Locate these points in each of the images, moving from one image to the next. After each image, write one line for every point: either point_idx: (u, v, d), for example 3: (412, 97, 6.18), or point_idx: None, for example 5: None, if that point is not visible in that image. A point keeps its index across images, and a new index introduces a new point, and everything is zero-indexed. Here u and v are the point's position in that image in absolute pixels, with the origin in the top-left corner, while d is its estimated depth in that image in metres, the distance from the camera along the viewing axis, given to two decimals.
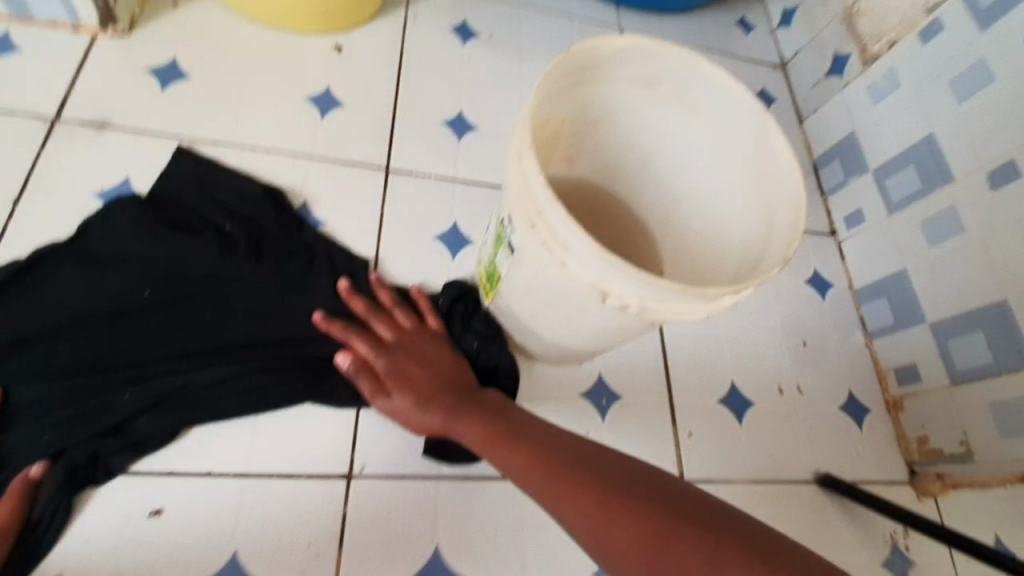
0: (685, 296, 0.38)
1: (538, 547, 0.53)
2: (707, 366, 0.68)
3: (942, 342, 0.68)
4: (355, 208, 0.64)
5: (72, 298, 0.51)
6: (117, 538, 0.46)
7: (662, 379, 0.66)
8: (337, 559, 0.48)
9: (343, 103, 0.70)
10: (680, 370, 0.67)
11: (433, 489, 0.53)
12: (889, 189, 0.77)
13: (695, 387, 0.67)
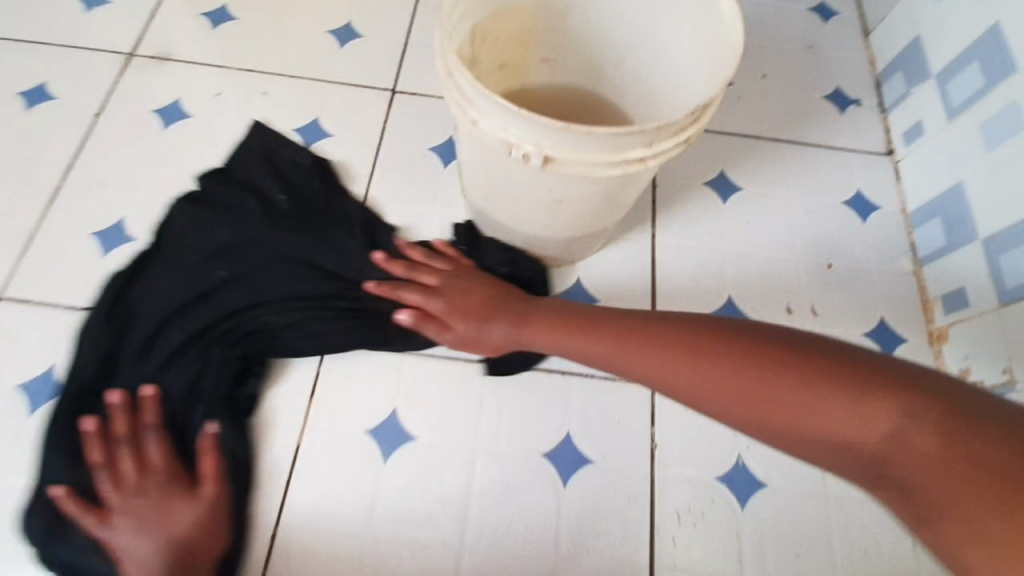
0: (581, 133, 0.38)
1: (486, 425, 0.57)
2: (698, 280, 0.65)
3: (995, 258, 0.58)
4: (358, 124, 0.70)
5: (153, 298, 0.58)
6: None
7: (644, 290, 0.64)
8: (308, 407, 0.57)
9: (359, 32, 0.76)
10: (666, 282, 0.65)
11: (398, 362, 0.59)
12: (950, 92, 0.66)
13: (680, 300, 0.64)
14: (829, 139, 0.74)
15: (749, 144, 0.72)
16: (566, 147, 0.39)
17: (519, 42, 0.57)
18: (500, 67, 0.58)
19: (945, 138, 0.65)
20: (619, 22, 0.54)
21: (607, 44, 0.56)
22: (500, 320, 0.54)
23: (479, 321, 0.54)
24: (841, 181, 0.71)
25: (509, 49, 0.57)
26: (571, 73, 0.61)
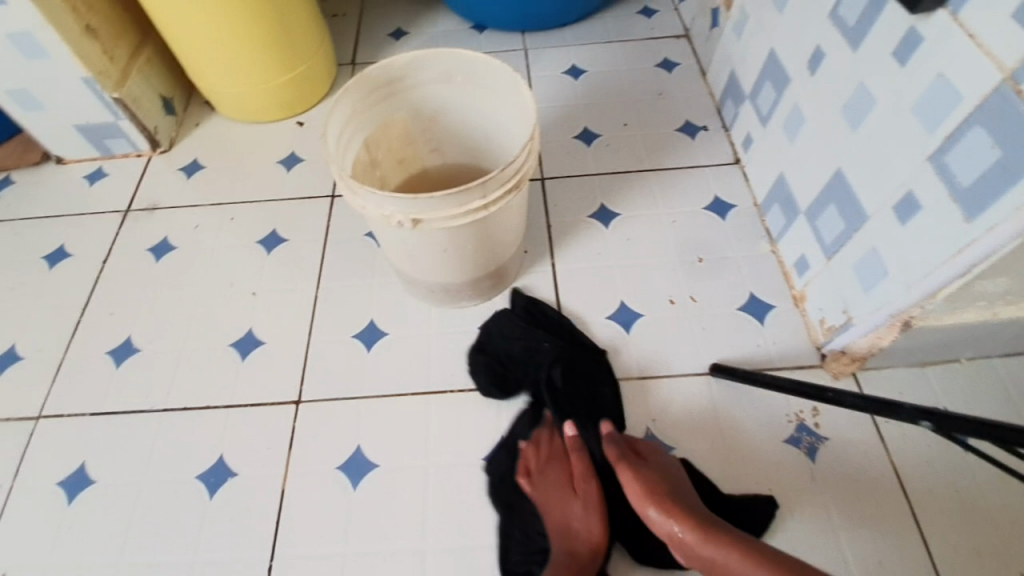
0: (443, 200, 0.56)
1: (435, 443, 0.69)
2: (592, 294, 0.79)
3: (814, 223, 0.70)
4: (306, 226, 0.88)
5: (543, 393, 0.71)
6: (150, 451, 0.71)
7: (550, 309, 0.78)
8: (289, 455, 0.69)
9: (303, 158, 0.97)
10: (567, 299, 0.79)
11: (357, 406, 0.72)
12: (756, 108, 0.83)
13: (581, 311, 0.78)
14: (685, 161, 0.90)
15: (620, 179, 0.89)
16: (426, 212, 0.57)
17: (407, 140, 0.76)
18: (397, 162, 0.77)
19: (765, 141, 0.80)
20: (477, 117, 0.73)
21: (474, 131, 0.76)
22: (665, 511, 0.56)
23: (651, 498, 0.57)
24: (699, 192, 0.87)
25: (401, 147, 0.76)
26: (455, 156, 0.80)
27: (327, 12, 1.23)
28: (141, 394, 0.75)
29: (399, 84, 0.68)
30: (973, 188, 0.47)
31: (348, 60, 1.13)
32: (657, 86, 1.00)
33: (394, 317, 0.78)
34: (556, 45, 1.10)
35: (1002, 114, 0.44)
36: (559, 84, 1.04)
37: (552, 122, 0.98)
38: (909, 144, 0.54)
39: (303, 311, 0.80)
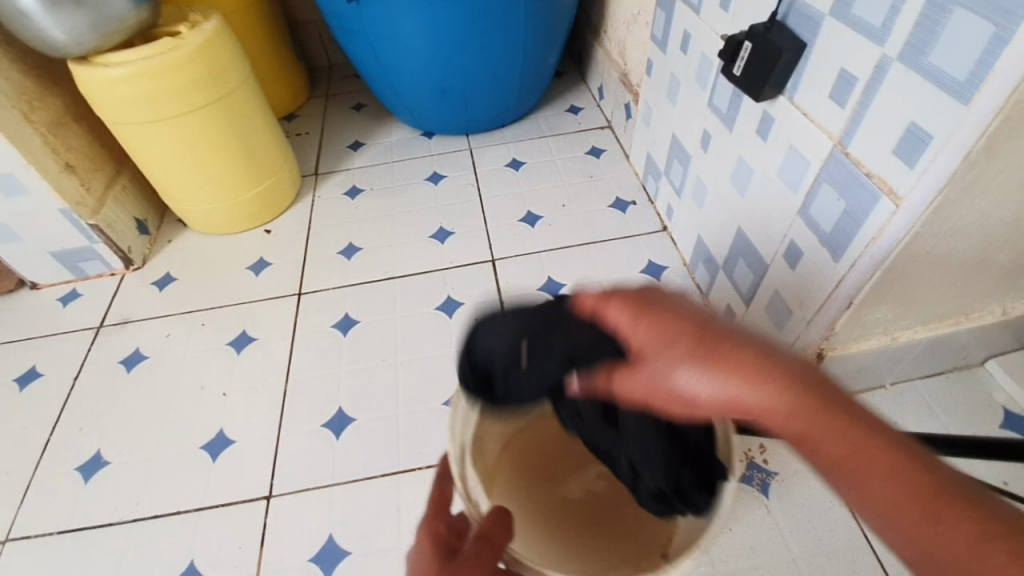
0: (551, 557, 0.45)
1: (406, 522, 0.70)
2: None
3: (731, 275, 0.79)
4: (275, 324, 0.94)
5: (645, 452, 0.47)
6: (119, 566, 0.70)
7: None
8: (260, 553, 0.68)
9: (270, 262, 1.05)
10: None
11: (324, 493, 0.73)
12: (671, 182, 0.95)
13: None
14: (619, 232, 1.01)
15: (563, 253, 0.99)
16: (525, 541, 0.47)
17: None
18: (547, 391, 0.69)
19: (683, 210, 0.91)
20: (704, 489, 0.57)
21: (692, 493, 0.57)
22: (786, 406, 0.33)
23: (732, 373, 0.34)
24: (635, 259, 0.96)
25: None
26: None
27: (290, 132, 1.37)
28: (109, 507, 0.76)
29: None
30: (832, 233, 0.57)
31: (311, 170, 1.25)
32: (587, 171, 1.14)
33: (360, 401, 0.82)
34: (496, 143, 1.25)
35: (840, 175, 0.55)
36: (502, 175, 1.16)
37: (498, 211, 1.09)
38: (784, 202, 0.64)
39: (274, 404, 0.82)
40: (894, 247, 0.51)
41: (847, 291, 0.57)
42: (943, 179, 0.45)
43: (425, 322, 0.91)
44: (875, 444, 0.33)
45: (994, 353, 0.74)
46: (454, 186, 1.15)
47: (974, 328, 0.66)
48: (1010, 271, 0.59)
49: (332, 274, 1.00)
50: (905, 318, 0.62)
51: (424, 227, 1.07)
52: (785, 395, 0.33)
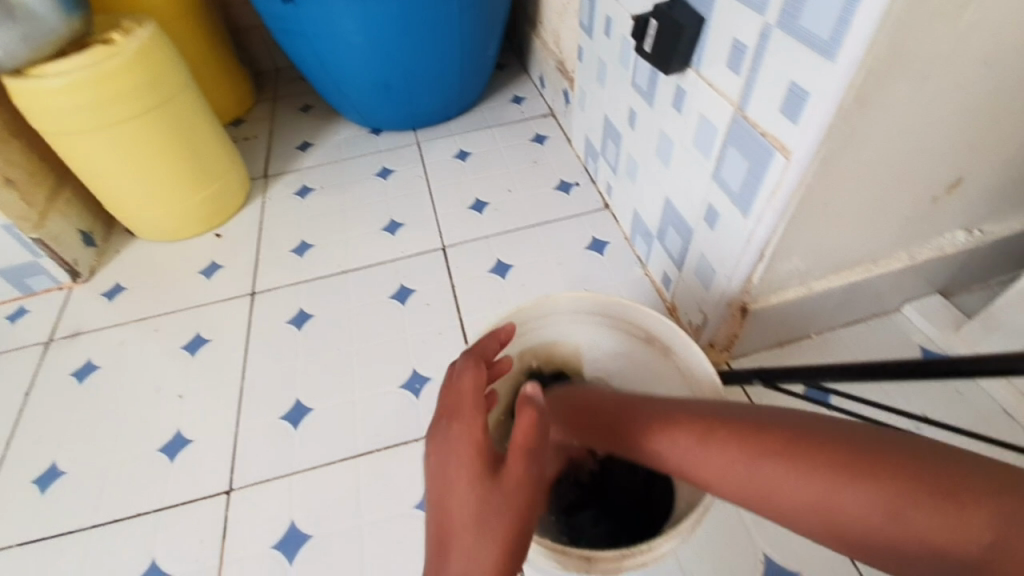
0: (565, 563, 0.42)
1: (366, 502, 0.72)
2: None
3: (664, 244, 0.83)
4: (229, 324, 0.94)
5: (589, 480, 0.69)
6: (80, 571, 0.71)
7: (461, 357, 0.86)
8: (222, 544, 0.69)
9: (222, 265, 1.05)
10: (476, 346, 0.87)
11: (285, 481, 0.74)
12: (608, 162, 0.99)
13: None
14: (564, 213, 1.04)
15: (511, 236, 1.02)
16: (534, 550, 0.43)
17: (572, 358, 0.66)
18: None
19: (620, 187, 0.96)
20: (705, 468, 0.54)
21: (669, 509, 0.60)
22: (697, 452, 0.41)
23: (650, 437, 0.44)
24: (580, 237, 1.00)
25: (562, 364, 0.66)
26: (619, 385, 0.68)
27: (237, 137, 1.37)
28: (67, 515, 0.76)
29: (544, 320, 0.60)
30: (741, 191, 0.61)
31: (260, 173, 1.26)
32: (532, 157, 1.17)
33: (317, 391, 0.83)
34: (444, 137, 1.27)
35: (742, 137, 0.59)
36: (450, 166, 1.19)
37: (447, 200, 1.11)
38: (700, 168, 0.68)
39: (231, 402, 0.83)
40: (791, 199, 0.56)
41: (758, 245, 0.61)
42: (822, 132, 0.49)
43: (379, 311, 0.93)
44: (762, 445, 0.37)
45: (908, 299, 0.80)
46: (404, 180, 1.17)
47: (882, 275, 0.72)
48: (906, 219, 0.64)
49: (285, 271, 1.01)
50: (817, 269, 0.67)
51: (375, 221, 1.09)
52: (688, 445, 0.41)
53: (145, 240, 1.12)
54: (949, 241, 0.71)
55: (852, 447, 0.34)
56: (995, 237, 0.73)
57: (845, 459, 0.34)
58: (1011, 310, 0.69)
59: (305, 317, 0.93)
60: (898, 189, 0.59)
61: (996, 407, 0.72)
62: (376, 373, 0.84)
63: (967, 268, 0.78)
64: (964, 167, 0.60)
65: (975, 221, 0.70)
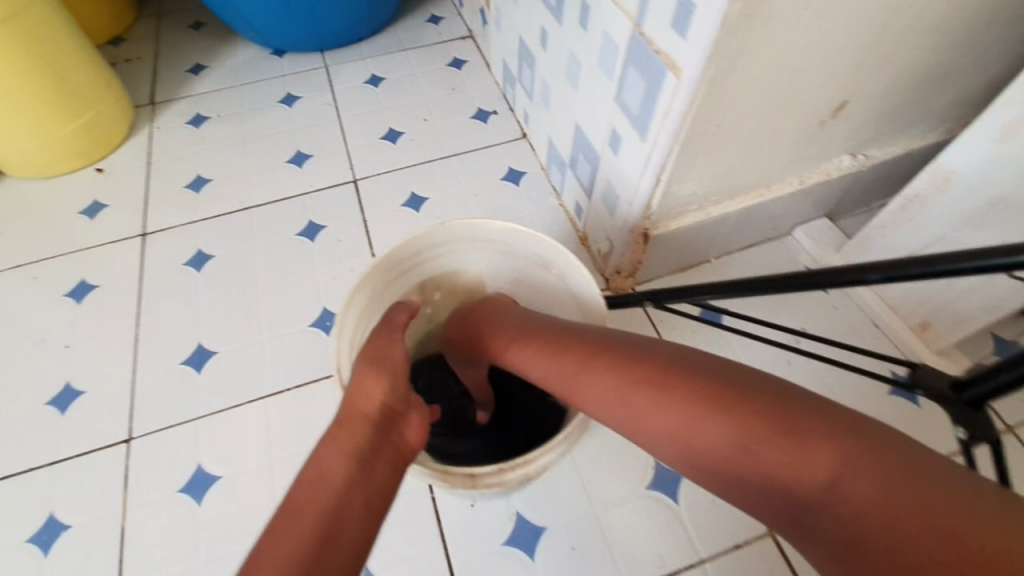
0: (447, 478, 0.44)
1: (278, 439, 0.71)
2: None
3: (576, 172, 0.83)
4: (118, 268, 0.87)
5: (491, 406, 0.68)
6: None
7: None
8: (124, 493, 0.67)
9: (107, 204, 0.95)
10: None
11: (190, 426, 0.72)
12: (524, 87, 0.95)
13: None
14: (482, 143, 1.01)
15: (426, 168, 0.98)
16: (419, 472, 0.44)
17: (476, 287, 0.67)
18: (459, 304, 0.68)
19: (536, 113, 0.93)
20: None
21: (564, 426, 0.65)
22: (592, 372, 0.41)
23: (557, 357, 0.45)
24: (497, 168, 0.97)
25: (466, 293, 0.66)
26: None
27: (117, 58, 1.20)
28: None
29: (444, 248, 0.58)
30: (639, 114, 0.60)
31: (146, 101, 1.11)
32: (450, 83, 1.11)
33: (221, 334, 0.79)
34: (354, 60, 1.17)
35: (639, 56, 0.57)
36: (362, 92, 1.10)
37: (358, 130, 1.04)
38: (604, 90, 0.66)
39: (125, 350, 0.78)
40: (683, 120, 0.55)
41: (655, 169, 0.62)
42: (709, 49, 0.48)
43: (287, 249, 0.88)
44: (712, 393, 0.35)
45: (799, 223, 0.86)
46: (310, 107, 1.08)
47: (775, 199, 0.75)
48: (795, 142, 0.66)
49: (180, 210, 0.93)
50: (713, 192, 0.69)
51: (279, 153, 1.01)
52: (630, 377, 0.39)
53: (12, 177, 0.99)
54: (836, 165, 0.75)
55: (786, 409, 0.32)
56: (878, 162, 0.78)
57: (810, 429, 0.31)
58: (886, 230, 0.75)
59: (205, 258, 0.87)
60: (787, 111, 0.60)
61: (865, 318, 0.80)
62: (285, 312, 0.81)
63: (853, 192, 0.83)
64: (849, 91, 0.62)
65: (859, 146, 0.74)
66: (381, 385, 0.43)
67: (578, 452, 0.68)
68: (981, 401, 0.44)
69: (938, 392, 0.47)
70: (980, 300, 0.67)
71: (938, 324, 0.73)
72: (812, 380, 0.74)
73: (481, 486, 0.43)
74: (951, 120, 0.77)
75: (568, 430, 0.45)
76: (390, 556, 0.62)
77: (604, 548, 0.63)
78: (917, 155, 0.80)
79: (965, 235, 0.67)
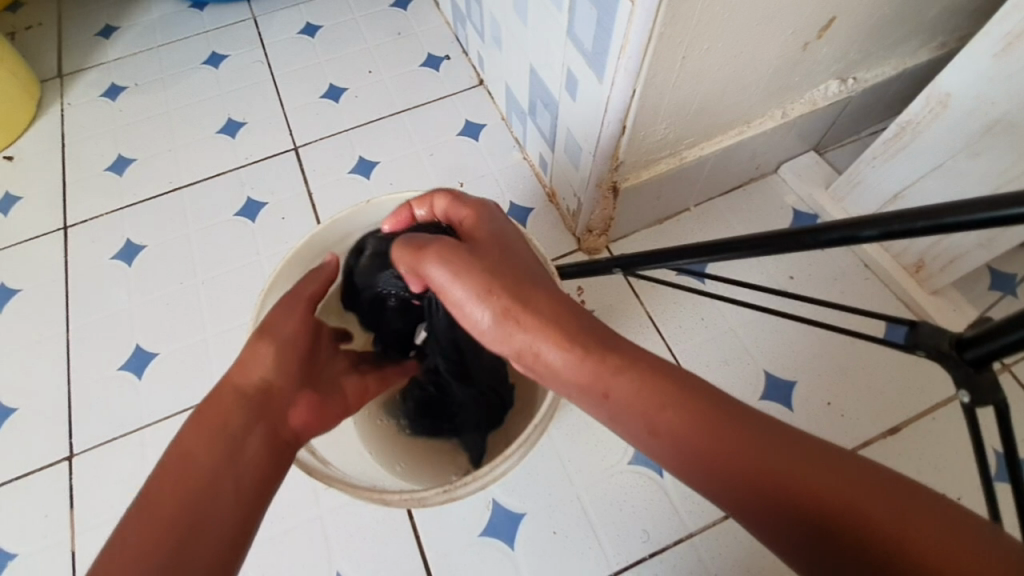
0: (391, 503, 0.42)
1: None
2: None
3: (536, 121, 0.74)
4: (40, 268, 0.78)
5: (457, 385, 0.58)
6: None
7: None
8: (71, 514, 0.63)
9: (20, 196, 0.84)
10: None
11: (136, 437, 0.66)
12: (474, 24, 0.83)
13: None
14: (433, 95, 0.90)
15: (373, 128, 0.88)
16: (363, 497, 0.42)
17: None
18: None
19: (488, 55, 0.82)
20: None
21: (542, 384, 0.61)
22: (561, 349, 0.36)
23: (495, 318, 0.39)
24: (451, 122, 0.87)
25: None
26: None
27: (17, 27, 1.01)
28: None
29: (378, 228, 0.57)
30: (594, 49, 0.51)
31: (53, 73, 0.96)
32: (394, 25, 0.97)
33: (161, 333, 0.73)
34: (286, 6, 1.01)
35: None
36: (294, 42, 0.97)
37: (293, 88, 0.92)
38: (554, 23, 0.56)
39: (58, 360, 0.71)
40: (643, 54, 0.47)
41: (617, 114, 0.54)
42: None
43: (224, 233, 0.80)
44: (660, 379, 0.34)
45: (783, 160, 0.78)
46: (239, 66, 0.95)
47: (756, 136, 0.68)
48: (775, 70, 0.58)
49: (102, 198, 0.83)
50: (684, 135, 0.61)
51: (208, 123, 0.90)
52: (598, 359, 0.35)
53: None
54: (822, 93, 0.67)
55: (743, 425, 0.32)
56: (868, 86, 0.69)
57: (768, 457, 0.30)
58: (875, 163, 0.68)
59: (136, 249, 0.79)
60: (764, 34, 0.52)
61: (855, 260, 0.74)
62: (229, 305, 0.74)
63: (841, 121, 0.75)
64: (835, 5, 0.53)
65: (847, 69, 0.65)
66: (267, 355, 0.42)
67: (554, 431, 0.63)
68: (986, 361, 0.39)
69: (939, 352, 0.42)
70: (978, 236, 0.61)
71: (934, 263, 0.68)
72: (802, 331, 0.69)
73: (433, 505, 0.42)
74: (947, 33, 0.68)
75: (520, 439, 0.42)
76: (357, 558, 0.58)
77: (588, 531, 0.59)
78: (911, 74, 0.71)
79: (962, 163, 0.60)
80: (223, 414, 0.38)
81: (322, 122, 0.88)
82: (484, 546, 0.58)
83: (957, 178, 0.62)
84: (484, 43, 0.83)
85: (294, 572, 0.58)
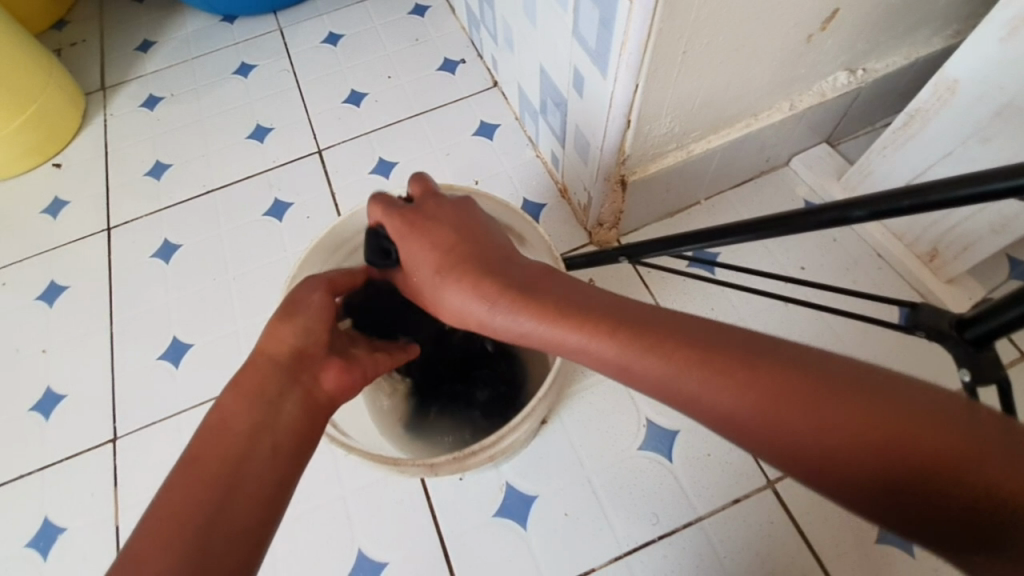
0: (404, 467, 0.45)
1: None
2: None
3: (547, 120, 0.76)
4: (87, 266, 0.84)
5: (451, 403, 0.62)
6: None
7: None
8: (115, 491, 0.68)
9: (68, 200, 0.91)
10: None
11: (173, 421, 0.71)
12: (488, 29, 0.86)
13: None
14: (450, 97, 0.93)
15: (392, 130, 0.91)
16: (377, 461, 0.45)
17: None
18: None
19: (502, 57, 0.85)
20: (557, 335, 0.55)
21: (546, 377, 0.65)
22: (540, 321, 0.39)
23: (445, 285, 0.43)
24: (467, 123, 0.90)
25: None
26: None
27: (61, 44, 1.08)
28: None
29: None
30: (598, 48, 0.53)
31: (97, 86, 1.02)
32: (413, 32, 1.01)
33: (196, 326, 0.77)
34: (310, 17, 1.06)
35: None
36: (317, 51, 1.02)
37: (316, 95, 0.97)
38: (560, 24, 0.59)
39: (102, 352, 0.77)
40: (643, 49, 0.49)
41: (621, 109, 0.56)
42: None
43: (253, 232, 0.84)
44: (686, 333, 0.34)
45: (794, 153, 0.79)
46: (266, 75, 1.00)
47: (765, 128, 0.69)
48: (780, 62, 0.59)
49: (142, 201, 0.89)
50: (690, 128, 0.63)
51: (238, 130, 0.95)
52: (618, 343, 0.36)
53: None
54: (831, 84, 0.68)
55: (764, 364, 0.32)
56: (878, 76, 0.70)
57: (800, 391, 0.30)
58: (887, 152, 0.68)
59: (173, 248, 0.84)
60: (766, 27, 0.53)
61: (868, 251, 0.74)
62: (257, 298, 0.79)
63: (852, 113, 0.75)
64: None
65: (855, 60, 0.66)
66: (290, 329, 0.43)
67: (566, 417, 0.65)
68: (985, 340, 0.39)
69: (938, 331, 0.42)
70: (991, 222, 0.61)
71: (947, 252, 0.68)
72: (811, 319, 0.70)
73: (443, 472, 0.45)
74: (958, 22, 0.69)
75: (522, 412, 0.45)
76: (377, 536, 0.61)
77: (599, 513, 0.61)
78: (923, 64, 0.71)
79: (972, 149, 0.60)
80: (262, 381, 0.40)
81: (344, 126, 0.93)
82: (498, 526, 0.61)
83: (968, 164, 0.62)
84: (498, 47, 0.86)
85: (319, 547, 0.61)
